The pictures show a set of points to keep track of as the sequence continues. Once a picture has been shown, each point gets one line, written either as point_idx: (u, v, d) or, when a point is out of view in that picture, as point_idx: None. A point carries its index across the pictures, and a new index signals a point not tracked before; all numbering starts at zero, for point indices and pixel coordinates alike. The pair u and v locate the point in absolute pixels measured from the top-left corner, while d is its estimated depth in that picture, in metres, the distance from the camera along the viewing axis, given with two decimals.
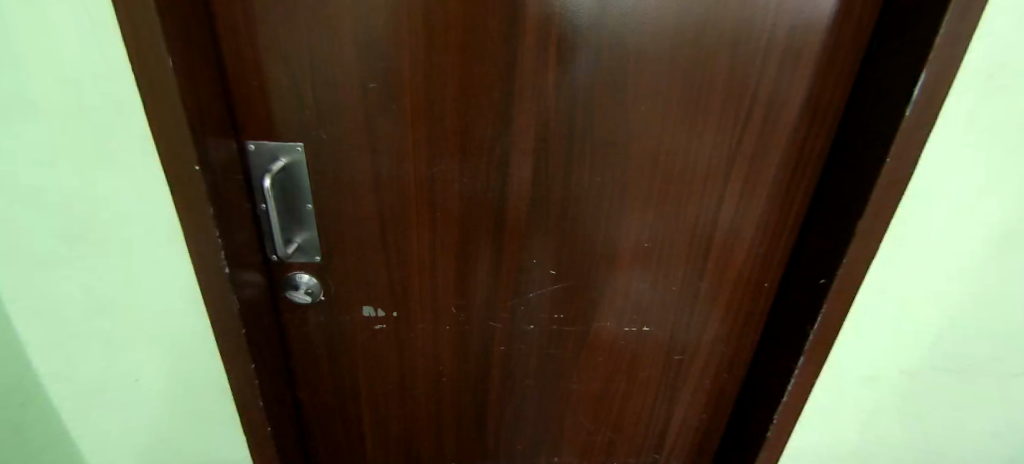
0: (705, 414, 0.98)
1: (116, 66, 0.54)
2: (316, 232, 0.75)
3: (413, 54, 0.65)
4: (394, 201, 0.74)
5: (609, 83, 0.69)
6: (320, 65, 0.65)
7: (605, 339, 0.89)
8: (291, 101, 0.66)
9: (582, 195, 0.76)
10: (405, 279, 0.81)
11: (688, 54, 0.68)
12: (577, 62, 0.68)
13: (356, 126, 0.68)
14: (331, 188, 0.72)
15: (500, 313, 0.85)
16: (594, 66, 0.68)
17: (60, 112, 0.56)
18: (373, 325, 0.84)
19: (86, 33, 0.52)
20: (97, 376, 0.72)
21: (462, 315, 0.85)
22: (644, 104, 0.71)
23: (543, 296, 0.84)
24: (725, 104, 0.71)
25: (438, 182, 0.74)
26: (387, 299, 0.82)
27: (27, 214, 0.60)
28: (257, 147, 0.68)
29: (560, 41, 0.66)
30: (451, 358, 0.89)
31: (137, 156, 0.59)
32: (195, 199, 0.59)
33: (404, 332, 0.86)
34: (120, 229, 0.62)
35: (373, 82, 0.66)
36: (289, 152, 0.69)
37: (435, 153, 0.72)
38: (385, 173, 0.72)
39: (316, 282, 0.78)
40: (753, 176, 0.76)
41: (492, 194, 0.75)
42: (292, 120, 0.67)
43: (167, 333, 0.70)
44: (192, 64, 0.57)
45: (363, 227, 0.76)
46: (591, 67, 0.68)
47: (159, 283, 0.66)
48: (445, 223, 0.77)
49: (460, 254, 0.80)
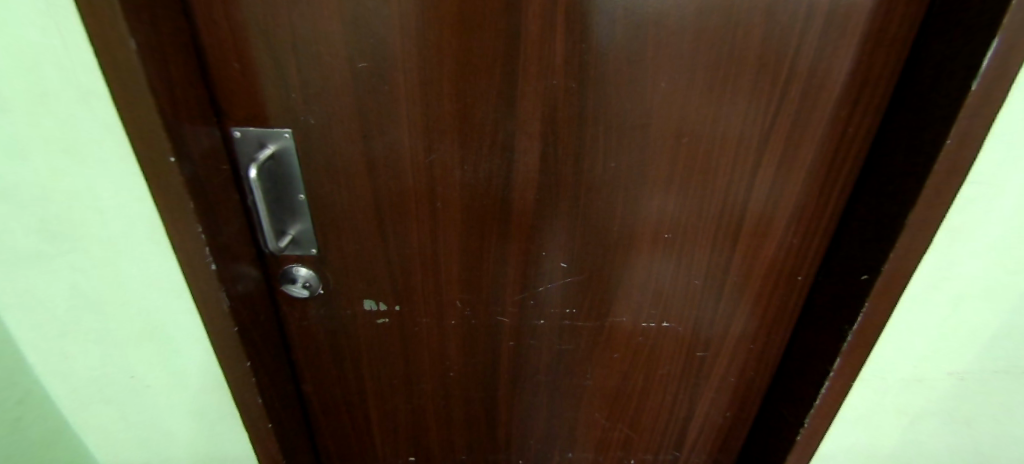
0: (730, 412, 0.92)
1: (79, 51, 0.49)
2: (310, 223, 0.71)
3: (405, 29, 0.59)
4: (391, 191, 0.69)
5: (626, 58, 0.62)
6: (304, 43, 0.59)
7: (619, 331, 0.83)
8: (275, 84, 0.61)
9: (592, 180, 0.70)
10: (407, 271, 0.77)
11: (717, 24, 0.60)
12: (588, 36, 0.60)
13: (347, 111, 0.63)
14: (324, 177, 0.68)
15: (509, 308, 0.80)
16: (608, 41, 0.61)
17: (26, 102, 0.51)
18: (376, 320, 0.81)
19: (43, 15, 0.48)
20: (94, 373, 0.70)
21: (468, 309, 0.81)
22: (664, 80, 0.63)
23: (556, 273, 0.77)
24: (757, 78, 0.63)
25: (438, 168, 0.68)
26: (389, 292, 0.78)
27: (1, 210, 0.56)
28: (243, 134, 0.63)
29: (569, 13, 0.59)
30: (458, 351, 0.85)
31: (111, 149, 0.54)
32: (174, 193, 0.55)
33: (408, 327, 0.82)
34: (100, 226, 0.59)
35: (363, 62, 0.60)
36: (277, 138, 0.64)
37: (432, 139, 0.66)
38: (380, 162, 0.67)
39: (314, 275, 0.75)
40: (788, 161, 0.68)
41: (496, 182, 0.69)
42: (278, 104, 0.62)
43: (160, 330, 0.67)
44: (163, 46, 0.52)
45: (359, 217, 0.71)
46: (605, 41, 0.61)
47: (146, 280, 0.63)
48: (447, 213, 0.71)
49: (464, 246, 0.74)
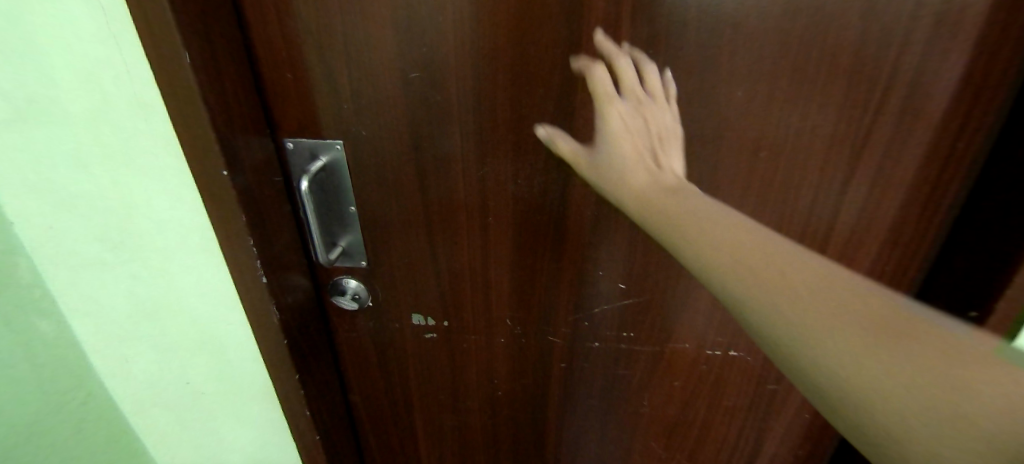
0: (802, 450, 0.84)
1: (135, 63, 0.49)
2: (360, 235, 0.69)
3: (457, 36, 0.55)
4: (441, 204, 0.66)
5: (698, 64, 0.55)
6: (355, 54, 0.56)
7: (625, 70, 0.54)
8: (327, 95, 0.59)
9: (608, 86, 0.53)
10: (456, 286, 0.74)
11: (805, 25, 0.52)
12: (656, 41, 0.55)
13: (397, 122, 0.61)
14: (374, 190, 0.66)
15: (560, 328, 0.76)
16: (678, 46, 0.55)
17: (87, 115, 0.52)
18: (424, 334, 0.79)
19: (100, 28, 0.47)
20: (151, 377, 0.71)
21: (518, 328, 0.77)
22: (740, 88, 0.56)
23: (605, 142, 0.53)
24: (850, 85, 0.55)
25: (490, 182, 0.64)
26: (437, 307, 0.76)
27: (68, 218, 0.58)
28: (296, 145, 0.62)
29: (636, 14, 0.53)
30: (507, 370, 0.81)
31: (166, 162, 0.54)
32: (226, 206, 0.55)
33: (456, 343, 0.79)
34: (157, 236, 0.59)
35: (414, 72, 0.57)
36: (328, 150, 0.63)
37: (484, 151, 0.62)
38: (431, 174, 0.64)
39: (363, 287, 0.74)
40: (883, 178, 0.60)
41: (552, 198, 0.64)
42: (328, 114, 0.61)
43: (212, 338, 0.68)
44: (217, 59, 0.51)
45: (409, 230, 0.69)
46: (674, 46, 0.55)
47: (199, 290, 0.64)
48: (498, 229, 0.68)
49: (515, 263, 0.71)
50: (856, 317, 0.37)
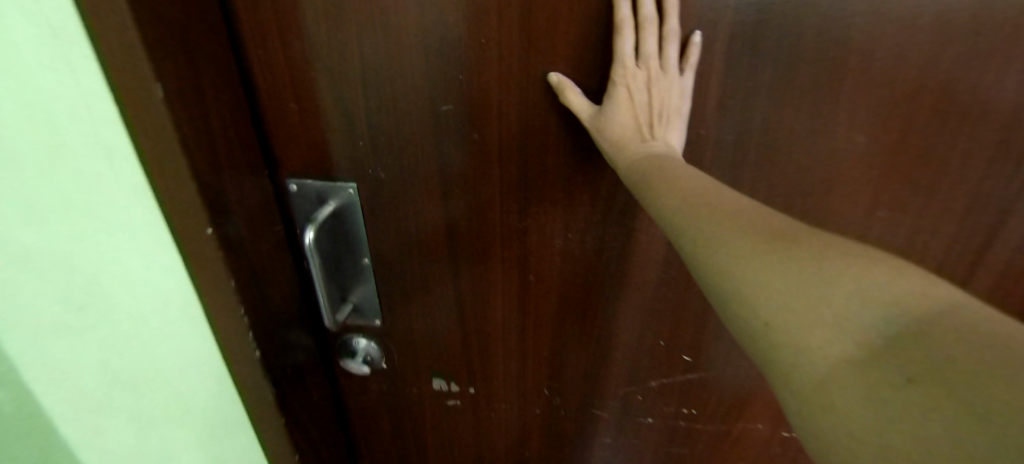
0: None
1: (93, 94, 0.36)
2: (376, 289, 0.58)
3: (506, 64, 0.43)
4: (473, 262, 0.55)
5: (813, 102, 0.43)
6: (376, 85, 0.44)
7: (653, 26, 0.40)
8: (339, 132, 0.47)
9: (628, 43, 0.40)
10: (486, 351, 0.62)
11: (964, 65, 0.41)
12: (766, 79, 0.42)
13: (425, 167, 0.49)
14: (394, 242, 0.55)
15: (607, 401, 0.64)
16: (796, 86, 0.42)
17: (40, 154, 0.40)
18: (447, 400, 0.67)
19: (52, 48, 0.34)
20: (130, 448, 0.61)
21: (556, 398, 0.65)
22: (867, 134, 0.44)
23: (616, 97, 0.42)
24: (1007, 140, 0.44)
25: (534, 237, 0.52)
26: (463, 372, 0.65)
27: (28, 273, 0.47)
28: (300, 188, 0.51)
29: (741, 38, 0.40)
30: (539, 441, 0.70)
31: (140, 219, 0.42)
32: (213, 271, 0.44)
33: (482, 410, 0.68)
34: (132, 299, 0.49)
35: (446, 104, 0.45)
36: (339, 194, 0.51)
37: (529, 202, 0.50)
38: (462, 227, 0.52)
39: (376, 347, 0.63)
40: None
41: (608, 257, 0.52)
42: (338, 155, 0.49)
43: (197, 411, 0.57)
44: (204, 94, 0.39)
45: (433, 287, 0.58)
46: (790, 85, 0.42)
47: (185, 361, 0.53)
48: (540, 289, 0.56)
49: (559, 327, 0.59)
50: (831, 267, 0.28)
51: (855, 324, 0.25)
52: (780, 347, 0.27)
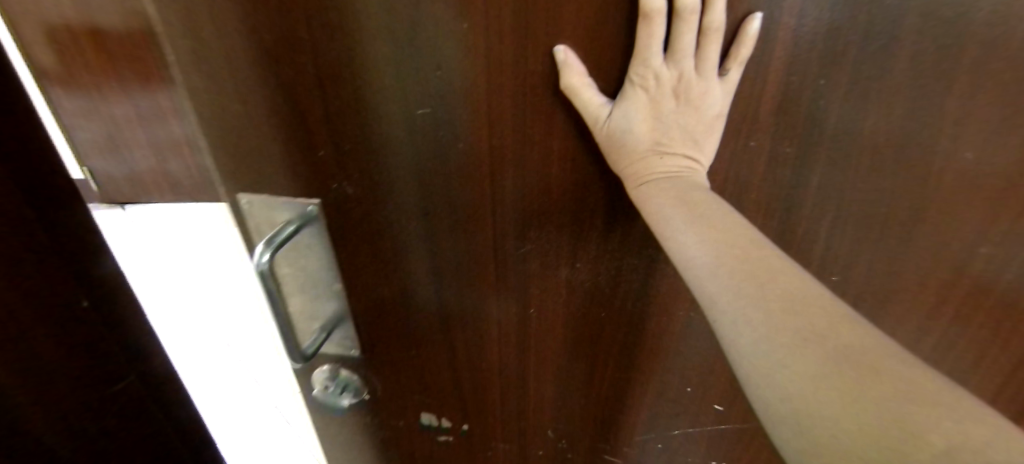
0: None
1: None
2: (351, 321, 0.48)
3: (492, 53, 0.32)
4: (464, 292, 0.45)
5: (919, 100, 0.32)
6: (335, 88, 0.34)
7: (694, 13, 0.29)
8: (289, 147, 0.37)
9: (656, 34, 0.30)
10: (482, 389, 0.54)
11: None
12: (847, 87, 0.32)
13: (402, 185, 0.39)
14: (367, 272, 0.44)
15: (621, 446, 0.56)
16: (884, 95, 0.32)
17: None
18: (437, 437, 0.59)
19: None
20: None
21: (563, 441, 0.57)
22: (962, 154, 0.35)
23: (633, 98, 0.32)
24: None
25: (537, 266, 0.43)
26: (456, 409, 0.56)
27: None
28: (249, 202, 0.40)
29: (825, 35, 0.30)
30: None
31: None
32: None
33: (478, 448, 0.60)
34: None
35: (421, 108, 0.35)
36: (298, 211, 0.40)
37: (531, 225, 0.40)
38: (450, 254, 0.43)
39: (354, 377, 0.53)
40: None
41: (626, 289, 0.43)
42: (290, 176, 0.38)
43: None
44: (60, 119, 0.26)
45: (418, 321, 0.48)
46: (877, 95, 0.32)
47: None
48: (544, 324, 0.47)
49: (566, 366, 0.50)
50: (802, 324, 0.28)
51: (818, 371, 0.27)
52: (754, 356, 0.29)
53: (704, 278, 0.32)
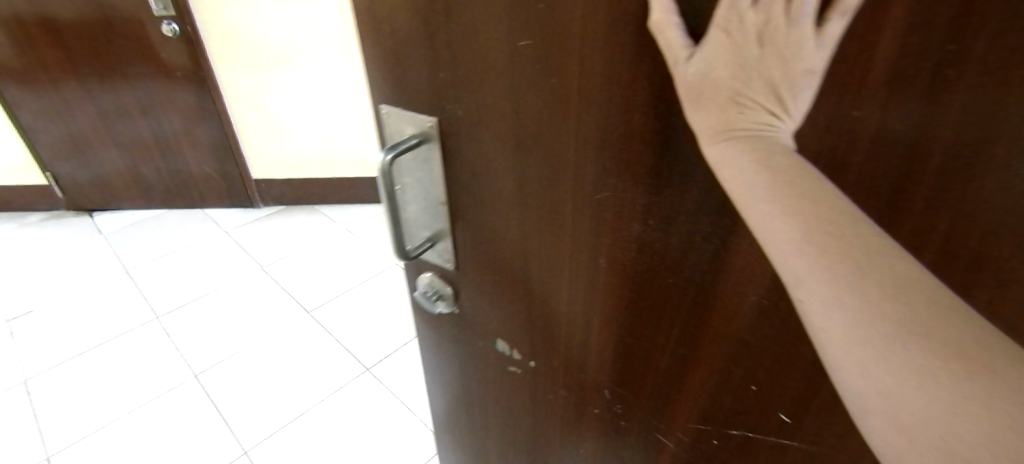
0: None
1: None
2: (450, 235, 0.56)
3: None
4: (541, 229, 0.48)
5: None
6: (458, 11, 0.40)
7: None
8: (422, 60, 0.45)
9: None
10: (550, 331, 0.57)
11: None
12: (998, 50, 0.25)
13: (499, 113, 0.43)
14: (466, 189, 0.51)
15: (675, 431, 0.54)
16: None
17: None
18: (507, 366, 0.65)
19: None
20: None
21: (619, 406, 0.57)
22: None
23: (715, 45, 0.31)
24: None
25: (610, 217, 0.44)
26: (526, 344, 0.60)
27: None
28: (388, 111, 0.51)
29: None
30: (596, 442, 0.63)
31: None
32: None
33: (542, 389, 0.64)
34: None
35: (523, 40, 0.39)
36: (419, 125, 0.49)
37: (606, 173, 0.41)
38: (533, 188, 0.46)
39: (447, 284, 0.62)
40: None
41: (694, 260, 0.41)
42: (418, 86, 0.46)
43: None
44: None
45: (501, 248, 0.53)
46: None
47: None
48: (612, 279, 0.47)
49: (629, 329, 0.50)
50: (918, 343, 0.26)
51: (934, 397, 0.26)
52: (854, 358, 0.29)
53: (790, 254, 0.30)
